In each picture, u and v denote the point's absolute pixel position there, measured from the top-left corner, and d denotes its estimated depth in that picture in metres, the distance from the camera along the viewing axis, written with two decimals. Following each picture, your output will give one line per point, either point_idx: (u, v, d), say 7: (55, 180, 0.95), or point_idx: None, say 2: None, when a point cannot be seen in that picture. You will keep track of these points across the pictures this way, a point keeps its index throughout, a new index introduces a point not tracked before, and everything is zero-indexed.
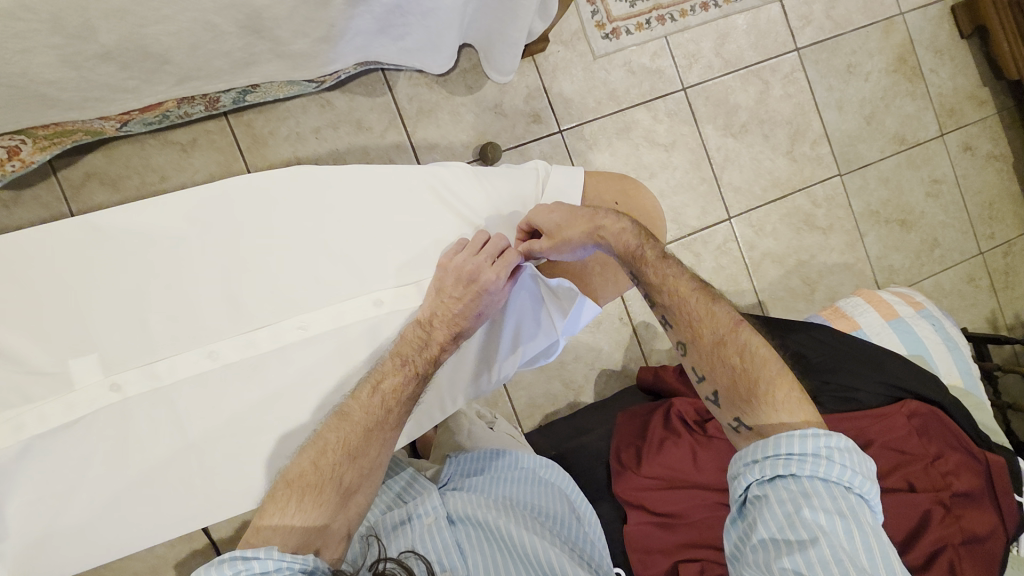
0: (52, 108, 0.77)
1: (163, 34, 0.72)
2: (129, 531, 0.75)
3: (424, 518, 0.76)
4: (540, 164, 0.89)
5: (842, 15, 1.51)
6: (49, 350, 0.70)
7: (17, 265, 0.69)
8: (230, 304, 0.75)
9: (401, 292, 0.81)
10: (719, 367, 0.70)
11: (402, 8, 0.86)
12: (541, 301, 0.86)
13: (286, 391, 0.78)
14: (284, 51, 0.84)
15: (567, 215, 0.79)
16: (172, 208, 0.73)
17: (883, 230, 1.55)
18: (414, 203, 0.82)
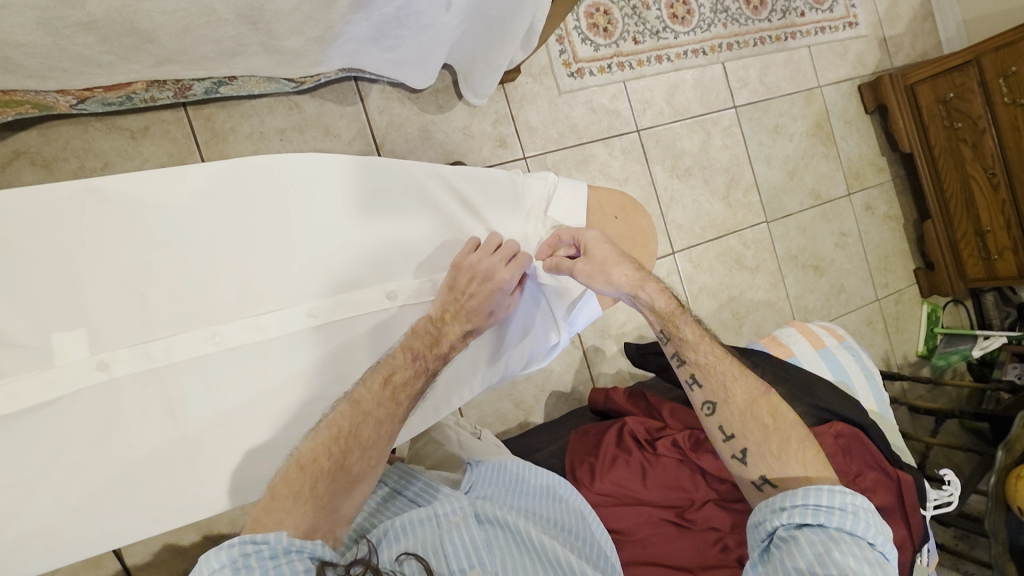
0: (11, 73, 0.71)
1: (156, 11, 0.69)
2: (96, 526, 0.72)
3: (451, 517, 0.80)
4: (548, 180, 0.94)
5: (772, 82, 1.71)
6: (30, 323, 0.68)
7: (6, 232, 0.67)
8: (244, 286, 0.76)
9: (412, 288, 0.85)
10: (751, 424, 0.80)
11: (399, 21, 0.88)
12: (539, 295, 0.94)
13: (292, 375, 0.79)
14: (274, 46, 0.84)
15: (608, 260, 0.85)
16: (190, 187, 0.73)
17: (800, 273, 1.72)
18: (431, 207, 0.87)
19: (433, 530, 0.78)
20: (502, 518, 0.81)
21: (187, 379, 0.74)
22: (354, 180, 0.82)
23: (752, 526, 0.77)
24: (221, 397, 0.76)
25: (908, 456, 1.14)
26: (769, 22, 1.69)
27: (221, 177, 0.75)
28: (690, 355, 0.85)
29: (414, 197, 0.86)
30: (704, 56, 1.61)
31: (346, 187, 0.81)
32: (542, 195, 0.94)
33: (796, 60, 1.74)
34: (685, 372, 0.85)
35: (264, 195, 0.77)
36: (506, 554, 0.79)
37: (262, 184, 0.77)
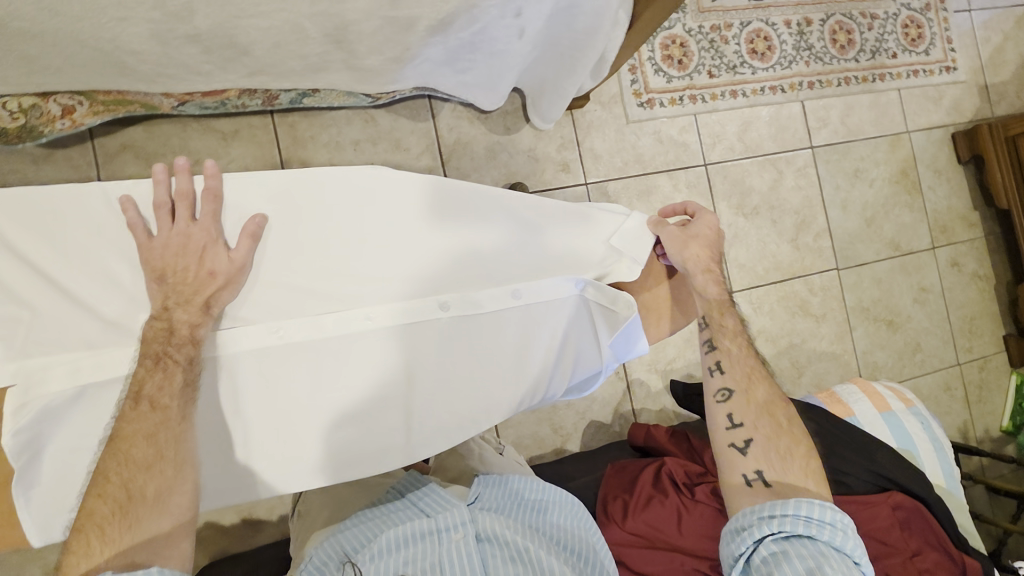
0: (125, 76, 0.79)
1: (253, 28, 0.75)
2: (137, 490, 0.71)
3: (451, 533, 0.78)
4: (622, 212, 0.88)
5: (855, 123, 1.64)
6: (115, 296, 0.67)
7: (105, 211, 0.67)
8: (322, 284, 0.75)
9: (470, 300, 0.80)
10: (763, 422, 0.80)
11: (474, 45, 0.90)
12: (597, 320, 0.87)
13: (348, 380, 0.76)
14: (356, 63, 0.89)
15: (703, 238, 0.88)
16: (293, 183, 0.73)
17: (871, 327, 1.62)
18: (508, 222, 0.83)
19: (434, 547, 0.77)
20: (505, 543, 0.79)
21: (256, 371, 0.73)
22: (435, 196, 0.80)
23: (731, 532, 0.76)
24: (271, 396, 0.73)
25: (979, 540, 1.04)
26: (856, 63, 1.64)
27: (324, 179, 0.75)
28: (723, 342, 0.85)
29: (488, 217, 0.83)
30: (782, 93, 1.57)
31: (437, 199, 0.80)
32: (613, 226, 0.87)
33: (883, 102, 1.67)
34: (709, 353, 0.86)
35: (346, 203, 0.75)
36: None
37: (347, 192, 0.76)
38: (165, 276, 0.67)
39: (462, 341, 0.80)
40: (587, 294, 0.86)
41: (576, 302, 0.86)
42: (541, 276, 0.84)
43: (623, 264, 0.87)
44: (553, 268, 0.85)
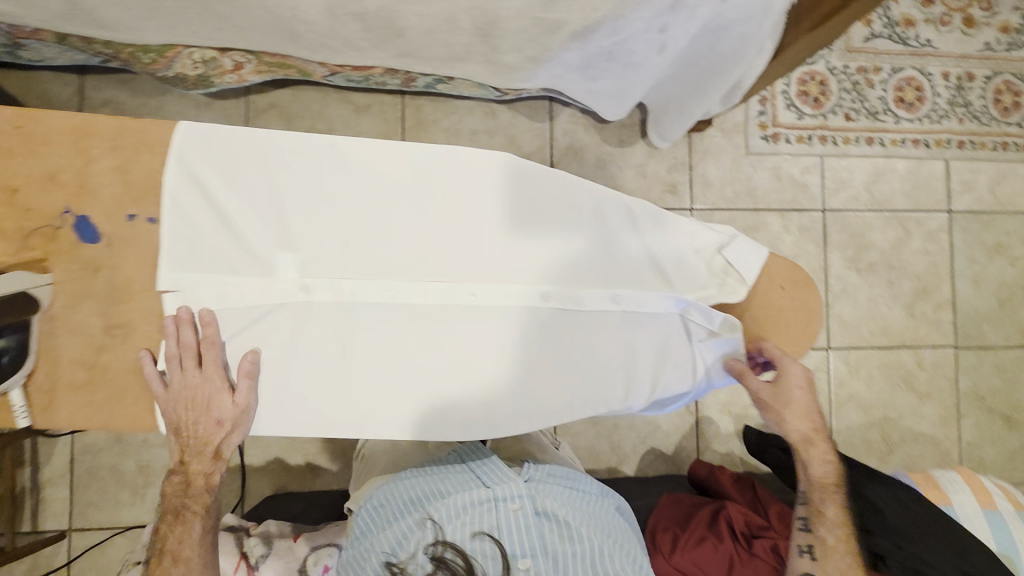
0: (293, 42, 0.88)
1: (412, 13, 0.81)
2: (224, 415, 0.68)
3: (508, 504, 0.81)
4: (727, 232, 0.79)
5: (1005, 194, 1.48)
6: (239, 228, 0.67)
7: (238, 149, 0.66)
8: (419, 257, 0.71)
9: (573, 296, 0.74)
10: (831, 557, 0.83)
11: (611, 55, 0.92)
12: (696, 339, 0.78)
13: (425, 354, 0.71)
14: (495, 58, 0.93)
15: (795, 406, 0.81)
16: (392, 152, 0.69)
17: (983, 418, 1.46)
18: (612, 225, 0.75)
19: (491, 514, 0.80)
20: (560, 520, 0.82)
21: (335, 326, 0.70)
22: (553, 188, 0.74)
23: None
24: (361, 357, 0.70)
25: None
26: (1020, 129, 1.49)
27: (426, 152, 0.70)
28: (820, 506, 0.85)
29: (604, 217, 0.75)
30: (925, 149, 1.46)
31: (538, 190, 0.73)
32: (720, 246, 0.78)
33: None
34: (804, 508, 0.87)
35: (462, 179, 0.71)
36: (559, 553, 0.79)
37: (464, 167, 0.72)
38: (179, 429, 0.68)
39: (553, 340, 0.75)
40: (689, 310, 0.77)
41: (674, 318, 0.78)
42: (643, 287, 0.77)
43: (729, 285, 0.78)
44: (652, 281, 0.77)
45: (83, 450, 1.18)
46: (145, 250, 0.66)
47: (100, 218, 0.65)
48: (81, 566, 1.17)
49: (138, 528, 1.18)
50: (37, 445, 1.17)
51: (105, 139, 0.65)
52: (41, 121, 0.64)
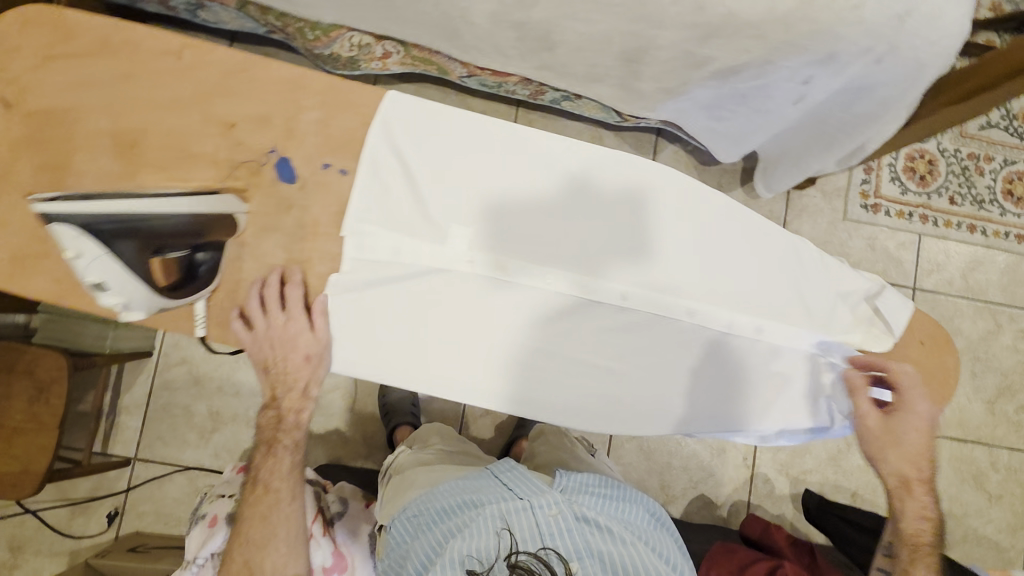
0: (448, 41, 0.94)
1: (569, 29, 0.85)
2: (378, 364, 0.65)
3: (548, 509, 0.75)
4: (877, 281, 0.74)
5: None
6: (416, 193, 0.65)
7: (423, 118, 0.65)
8: (569, 251, 0.68)
9: (720, 317, 0.71)
10: None
11: (744, 98, 0.94)
12: (835, 385, 0.73)
13: (559, 348, 0.69)
14: (631, 84, 0.96)
15: (911, 451, 0.71)
16: (559, 142, 0.67)
17: None
18: (767, 253, 0.71)
19: (529, 518, 0.74)
20: (602, 525, 0.75)
21: (477, 305, 0.67)
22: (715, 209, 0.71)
23: None
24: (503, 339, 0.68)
25: None
26: None
27: (591, 150, 0.68)
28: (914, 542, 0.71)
29: (761, 247, 0.71)
30: None
31: (699, 208, 0.70)
32: (871, 294, 0.73)
33: None
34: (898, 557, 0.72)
35: (629, 183, 0.69)
36: (608, 558, 0.72)
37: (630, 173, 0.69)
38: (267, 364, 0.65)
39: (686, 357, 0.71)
40: (828, 351, 0.73)
41: (815, 357, 0.73)
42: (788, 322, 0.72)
43: (876, 334, 0.73)
44: (799, 318, 0.72)
45: (162, 386, 1.23)
46: (336, 200, 0.63)
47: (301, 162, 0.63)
48: (138, 496, 1.22)
49: (197, 470, 1.23)
50: (123, 373, 1.23)
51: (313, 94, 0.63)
52: (263, 65, 0.62)
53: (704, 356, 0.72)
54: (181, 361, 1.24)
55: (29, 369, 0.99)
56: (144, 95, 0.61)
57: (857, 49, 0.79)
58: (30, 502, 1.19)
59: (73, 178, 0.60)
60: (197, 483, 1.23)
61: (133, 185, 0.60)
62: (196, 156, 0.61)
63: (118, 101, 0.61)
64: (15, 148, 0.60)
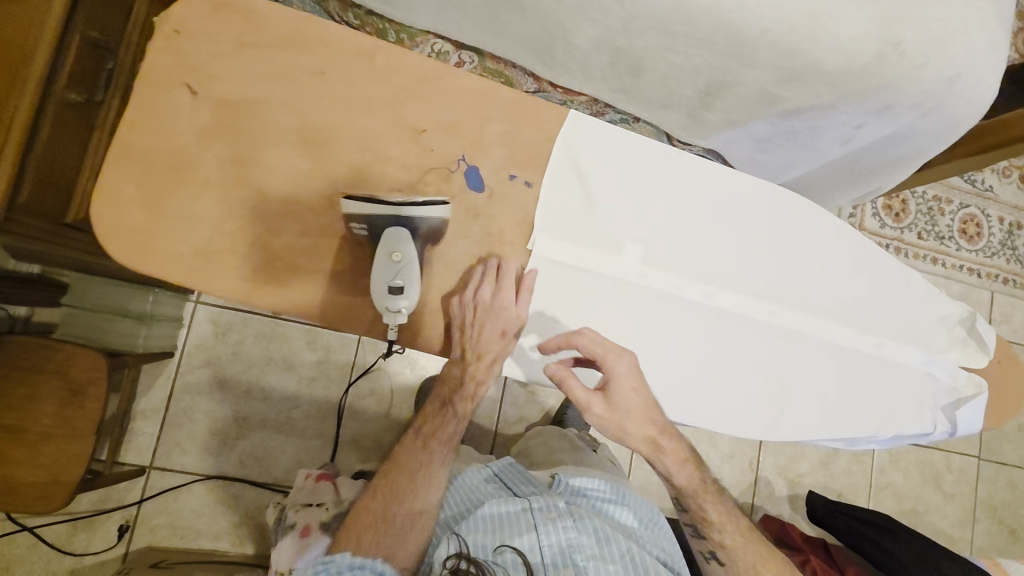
0: (538, 58, 0.97)
1: (664, 61, 0.92)
2: (554, 366, 0.69)
3: (545, 513, 0.79)
4: (968, 308, 0.83)
5: None
6: (589, 206, 0.70)
7: (596, 138, 0.71)
8: (722, 269, 0.74)
9: (845, 334, 0.77)
10: None
11: (796, 136, 1.04)
12: (938, 396, 0.81)
13: (713, 356, 0.74)
14: (698, 114, 1.04)
15: (633, 411, 0.68)
16: (717, 171, 0.74)
17: (993, 527, 1.59)
18: (884, 279, 0.80)
19: (524, 522, 0.78)
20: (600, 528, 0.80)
21: (645, 314, 0.72)
22: (841, 237, 0.78)
23: None
24: (666, 347, 0.72)
25: None
26: None
27: (743, 181, 0.75)
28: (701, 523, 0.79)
29: (877, 273, 0.79)
30: (977, 278, 1.65)
31: (828, 236, 0.78)
32: (966, 319, 0.82)
33: None
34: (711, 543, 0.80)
35: (774, 212, 0.76)
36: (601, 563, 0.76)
37: (774, 202, 0.76)
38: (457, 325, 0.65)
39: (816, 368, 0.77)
40: (932, 367, 0.81)
41: (923, 372, 0.80)
42: (897, 339, 0.80)
43: (969, 353, 0.82)
44: (906, 336, 0.81)
45: (183, 389, 1.16)
46: (521, 209, 0.68)
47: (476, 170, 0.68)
48: (152, 508, 1.12)
49: (220, 479, 1.15)
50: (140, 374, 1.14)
51: (502, 107, 0.68)
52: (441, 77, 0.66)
53: (832, 366, 0.78)
54: (206, 362, 1.17)
55: (62, 369, 0.90)
56: (332, 96, 0.64)
57: (910, 103, 0.91)
58: (25, 518, 1.07)
59: (260, 172, 0.63)
60: (219, 492, 1.15)
61: (324, 183, 0.64)
62: (389, 160, 0.64)
63: (311, 101, 0.64)
64: (201, 137, 0.62)
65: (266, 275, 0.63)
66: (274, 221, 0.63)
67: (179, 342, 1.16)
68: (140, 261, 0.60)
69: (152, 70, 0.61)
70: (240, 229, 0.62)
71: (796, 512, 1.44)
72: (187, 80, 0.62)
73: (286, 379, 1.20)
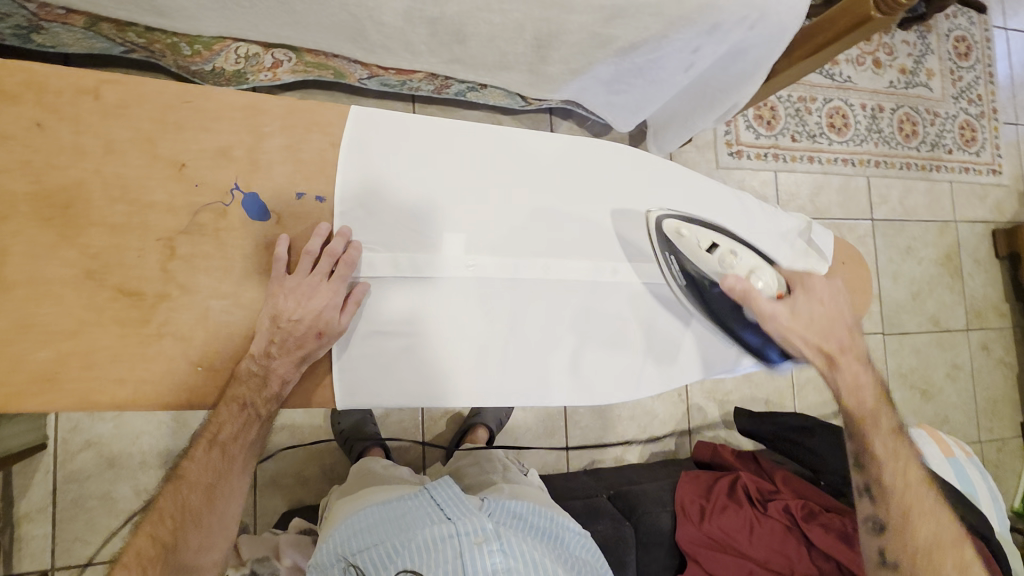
0: (353, 43, 0.90)
1: (484, 22, 0.87)
2: (402, 372, 0.69)
3: (472, 537, 0.77)
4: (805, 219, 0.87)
5: (911, 206, 1.79)
6: (399, 203, 0.66)
7: (392, 130, 0.67)
8: (562, 240, 0.73)
9: None
10: (904, 530, 0.77)
11: (640, 71, 1.02)
12: None
13: (565, 325, 0.75)
14: (539, 68, 1.00)
15: (814, 318, 0.73)
16: (530, 135, 0.73)
17: (906, 392, 1.72)
18: (719, 210, 0.81)
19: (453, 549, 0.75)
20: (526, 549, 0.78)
21: (489, 303, 0.71)
22: (667, 179, 0.79)
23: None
24: (514, 327, 0.72)
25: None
26: (918, 152, 1.82)
27: (557, 142, 0.74)
28: (836, 361, 0.75)
29: (714, 205, 0.81)
30: (852, 167, 1.73)
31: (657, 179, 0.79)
32: (803, 229, 0.86)
33: (936, 191, 1.83)
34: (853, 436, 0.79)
35: (595, 168, 0.75)
36: None
37: (595, 156, 0.76)
38: (280, 319, 0.59)
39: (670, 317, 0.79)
40: None
41: None
42: None
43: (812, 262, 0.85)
44: None
45: (67, 479, 1.05)
46: (320, 228, 0.63)
47: (271, 195, 0.61)
48: None
49: None
50: (11, 476, 1.03)
51: (275, 117, 0.62)
52: (209, 96, 0.60)
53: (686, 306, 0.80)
54: (86, 445, 1.06)
55: None
56: (63, 147, 0.56)
57: (736, 18, 0.91)
58: None
59: None
60: None
61: (74, 251, 0.56)
62: (150, 206, 0.58)
63: (32, 159, 0.55)
64: None
65: (27, 374, 0.55)
66: (22, 310, 0.55)
67: (51, 431, 1.05)
68: None
69: None
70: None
71: (730, 429, 1.50)
72: None
73: (184, 438, 1.11)
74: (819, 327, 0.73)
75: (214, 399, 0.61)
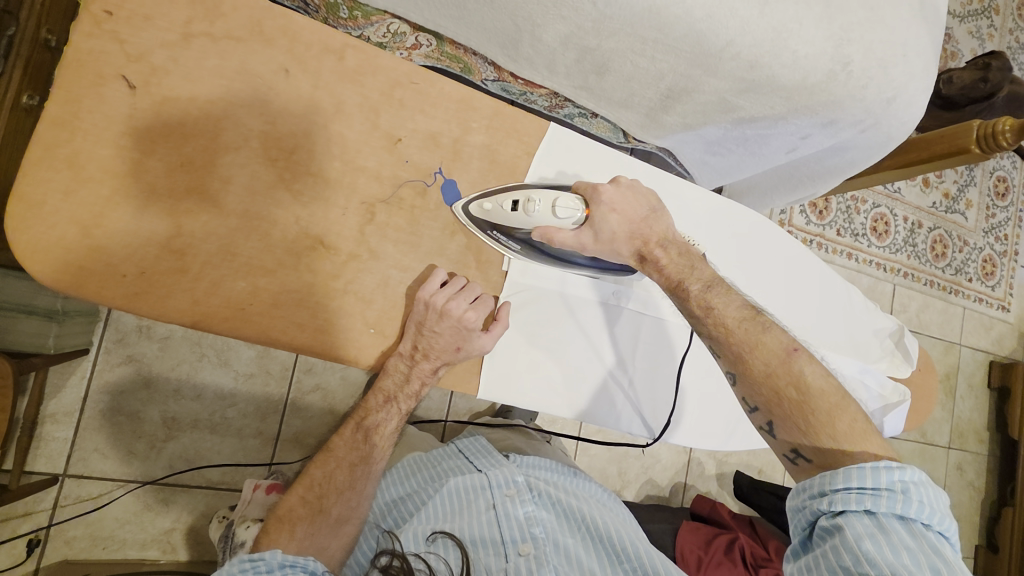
0: (503, 51, 0.93)
1: (631, 64, 0.91)
2: (524, 367, 0.79)
3: (504, 490, 0.82)
4: (897, 324, 1.02)
5: (925, 320, 1.89)
6: None
7: (576, 159, 0.80)
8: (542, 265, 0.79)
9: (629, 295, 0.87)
10: (800, 420, 0.64)
11: (744, 140, 1.07)
12: (872, 403, 0.95)
13: (542, 334, 0.80)
14: (657, 115, 1.05)
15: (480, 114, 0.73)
16: (693, 189, 0.88)
17: None
18: (818, 293, 0.97)
19: (488, 499, 0.81)
20: (556, 499, 0.84)
21: (555, 320, 0.81)
22: (788, 256, 0.96)
23: (791, 509, 0.65)
24: (563, 343, 0.81)
25: None
26: (942, 273, 1.93)
27: (715, 201, 0.90)
28: (656, 250, 0.72)
29: (816, 290, 0.97)
30: (883, 272, 1.82)
31: (778, 253, 0.95)
32: (894, 332, 1.01)
33: (950, 312, 1.94)
34: (726, 360, 0.69)
35: (741, 232, 0.92)
36: (565, 538, 0.79)
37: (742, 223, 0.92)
38: (423, 328, 0.68)
39: (578, 334, 0.82)
40: (867, 376, 0.96)
41: (859, 380, 0.96)
42: (838, 350, 0.95)
43: (897, 363, 1.00)
44: (846, 348, 0.97)
45: (101, 389, 1.05)
46: None
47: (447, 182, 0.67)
48: (69, 519, 1.02)
49: (147, 485, 1.07)
50: (48, 375, 1.02)
51: (481, 116, 0.74)
52: (433, 83, 0.71)
53: (614, 326, 0.85)
54: (127, 359, 1.06)
55: None
56: (300, 95, 0.65)
57: (852, 120, 0.96)
58: None
59: (217, 183, 0.62)
60: (147, 498, 1.07)
61: (288, 194, 0.65)
62: (363, 169, 0.68)
63: (272, 101, 0.64)
64: (141, 139, 0.60)
65: (222, 299, 0.62)
66: (232, 237, 0.63)
67: (96, 337, 1.05)
68: (64, 277, 0.58)
69: (77, 55, 0.58)
70: (191, 245, 0.61)
71: (721, 488, 1.56)
72: (124, 71, 0.59)
73: (221, 376, 1.12)
74: (626, 224, 0.72)
75: (371, 363, 0.69)
